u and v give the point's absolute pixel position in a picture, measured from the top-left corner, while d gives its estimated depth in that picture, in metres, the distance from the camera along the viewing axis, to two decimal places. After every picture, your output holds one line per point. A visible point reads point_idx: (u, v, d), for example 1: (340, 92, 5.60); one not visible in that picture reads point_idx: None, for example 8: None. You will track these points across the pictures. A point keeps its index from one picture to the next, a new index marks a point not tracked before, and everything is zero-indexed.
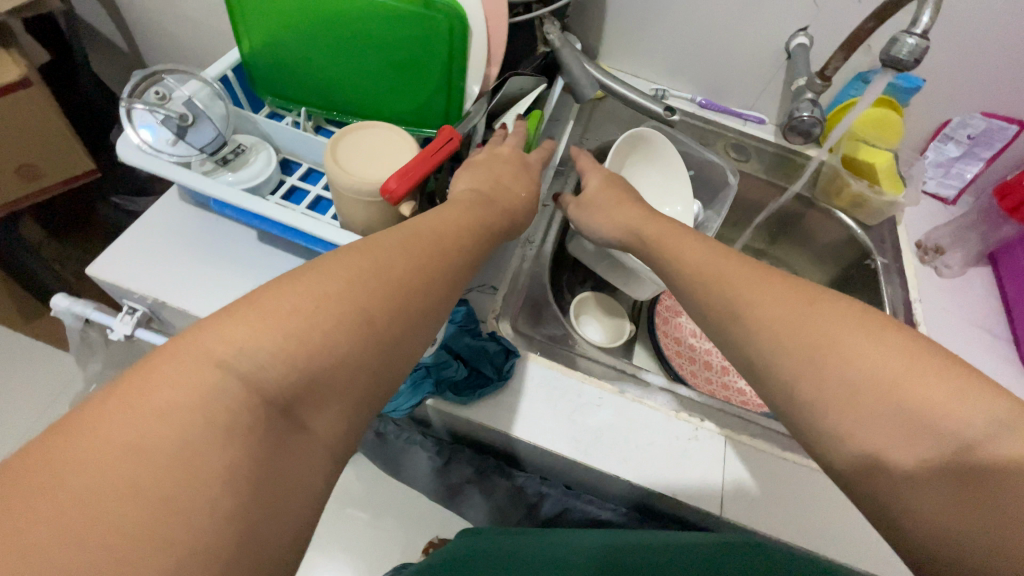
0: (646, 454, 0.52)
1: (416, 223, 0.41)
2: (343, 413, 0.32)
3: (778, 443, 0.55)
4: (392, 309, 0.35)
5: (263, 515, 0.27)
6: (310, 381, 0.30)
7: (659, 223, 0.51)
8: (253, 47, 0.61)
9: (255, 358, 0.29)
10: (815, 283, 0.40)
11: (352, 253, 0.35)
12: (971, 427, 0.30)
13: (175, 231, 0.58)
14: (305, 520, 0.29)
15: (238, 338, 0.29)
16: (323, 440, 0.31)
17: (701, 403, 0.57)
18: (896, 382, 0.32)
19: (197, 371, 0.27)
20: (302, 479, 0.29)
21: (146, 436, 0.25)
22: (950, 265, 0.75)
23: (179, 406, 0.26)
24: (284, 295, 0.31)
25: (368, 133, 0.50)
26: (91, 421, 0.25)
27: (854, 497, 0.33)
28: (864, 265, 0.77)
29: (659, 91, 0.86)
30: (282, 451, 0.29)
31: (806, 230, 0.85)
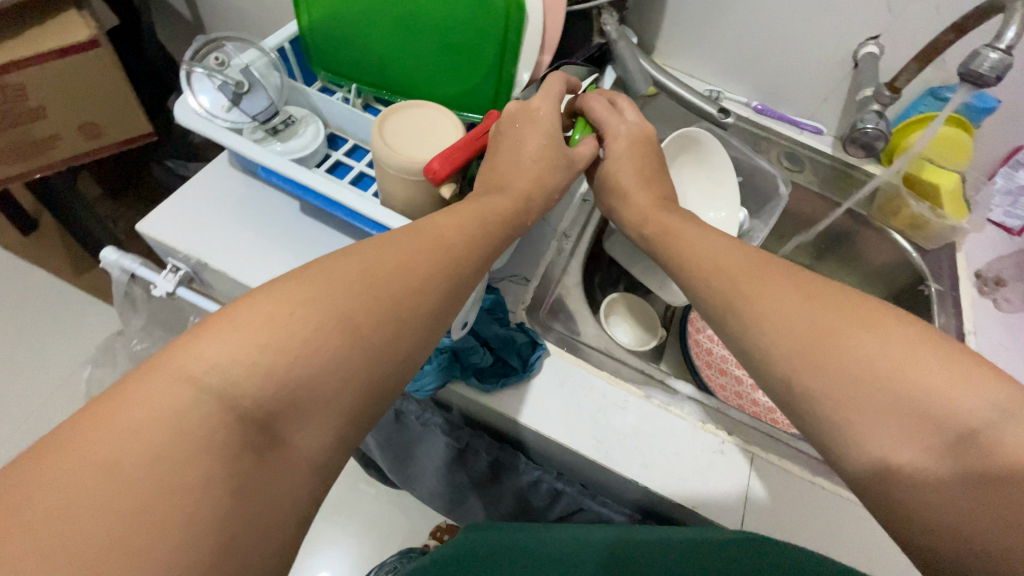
0: (669, 463, 0.51)
1: (425, 227, 0.42)
2: (329, 421, 0.34)
3: (809, 467, 0.53)
4: (385, 314, 0.36)
5: (240, 524, 0.29)
6: (291, 389, 0.32)
7: (696, 228, 0.49)
8: (311, 21, 0.61)
9: (229, 374, 0.31)
10: (858, 304, 0.38)
11: (339, 259, 0.37)
12: (972, 415, 0.31)
13: (222, 196, 0.59)
14: (283, 527, 0.31)
15: (213, 356, 0.31)
16: (304, 449, 0.33)
17: (731, 418, 0.56)
18: (894, 407, 0.33)
19: (170, 391, 0.29)
20: (280, 487, 0.31)
21: (121, 451, 0.27)
22: (1010, 299, 0.70)
23: (155, 423, 0.28)
24: (263, 306, 0.33)
25: (415, 113, 0.50)
26: (76, 434, 0.27)
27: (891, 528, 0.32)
28: (917, 288, 0.74)
29: (713, 92, 0.83)
30: (260, 464, 0.31)
31: (856, 248, 0.81)
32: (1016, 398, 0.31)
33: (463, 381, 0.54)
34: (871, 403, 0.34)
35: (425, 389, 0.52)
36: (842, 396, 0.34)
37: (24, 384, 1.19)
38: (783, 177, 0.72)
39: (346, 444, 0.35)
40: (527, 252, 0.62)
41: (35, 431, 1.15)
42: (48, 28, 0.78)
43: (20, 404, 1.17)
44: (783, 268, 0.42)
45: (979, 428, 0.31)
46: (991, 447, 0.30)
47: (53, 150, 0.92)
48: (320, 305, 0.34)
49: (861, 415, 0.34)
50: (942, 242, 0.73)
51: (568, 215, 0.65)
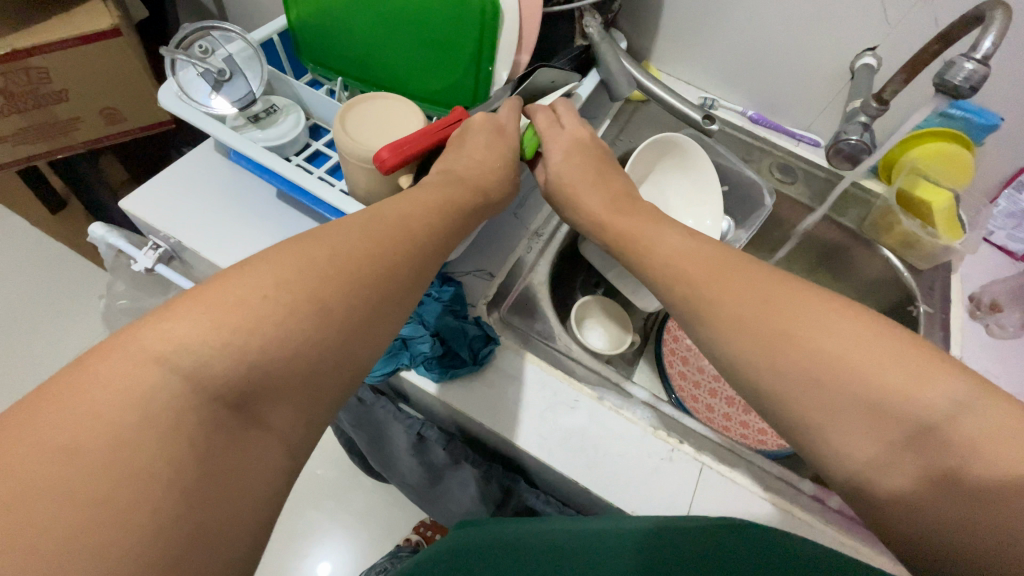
0: (614, 466, 0.51)
1: (399, 217, 0.43)
2: (297, 405, 0.35)
3: (761, 481, 0.52)
4: (349, 297, 0.37)
5: (213, 506, 0.29)
6: (258, 372, 0.33)
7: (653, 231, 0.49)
8: (300, 16, 0.63)
9: (194, 354, 0.31)
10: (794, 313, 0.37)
11: (309, 244, 0.38)
12: (928, 408, 0.32)
13: (205, 179, 0.62)
14: (256, 508, 0.32)
15: (182, 337, 0.31)
16: (275, 431, 0.34)
17: (684, 426, 0.55)
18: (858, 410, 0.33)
19: (139, 371, 0.30)
20: (252, 469, 0.32)
21: (86, 430, 0.27)
22: (1004, 326, 0.67)
23: (121, 403, 0.29)
24: (235, 289, 0.34)
25: (378, 104, 0.51)
26: (43, 409, 0.28)
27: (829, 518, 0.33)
28: (907, 309, 0.72)
29: (707, 100, 0.82)
30: (233, 447, 0.32)
31: (848, 264, 0.78)
32: (963, 391, 0.32)
33: (414, 369, 0.55)
34: (839, 405, 0.34)
35: (375, 375, 0.54)
36: (816, 403, 0.34)
37: (48, 354, 1.24)
38: (768, 187, 0.71)
39: (314, 428, 0.36)
40: (494, 248, 0.63)
41: None
42: (71, 16, 0.83)
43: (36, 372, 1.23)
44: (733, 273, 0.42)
45: (936, 424, 0.31)
46: (921, 445, 0.32)
47: (76, 130, 0.97)
48: (289, 289, 0.35)
49: (807, 423, 0.35)
50: (936, 263, 0.70)
51: (540, 214, 0.66)
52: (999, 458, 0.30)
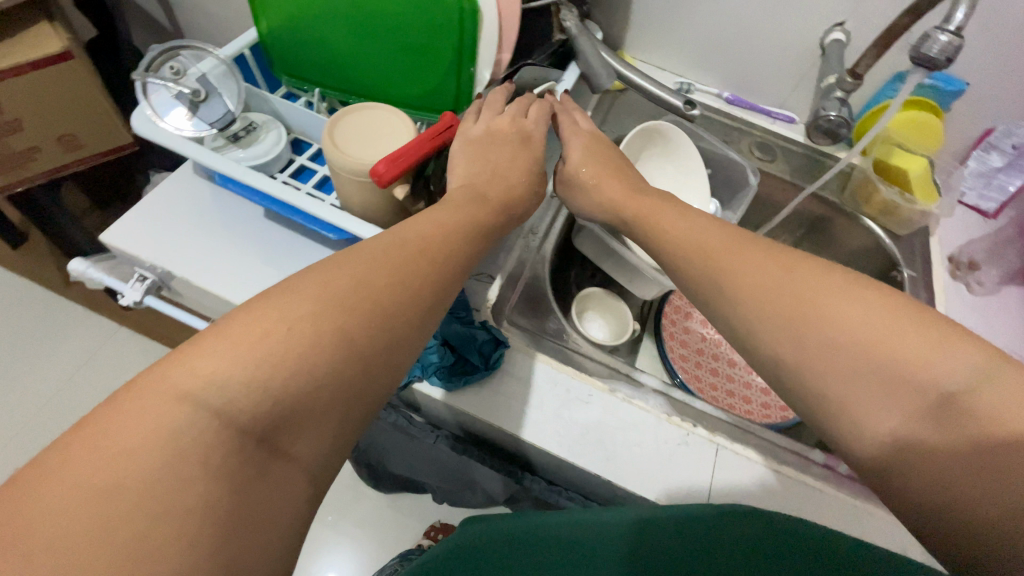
0: (633, 456, 0.52)
1: (416, 238, 0.42)
2: (322, 433, 0.34)
3: (773, 455, 0.54)
4: (365, 324, 0.36)
5: (242, 539, 0.29)
6: (283, 405, 0.32)
7: (658, 215, 0.49)
8: (270, 28, 0.61)
9: (222, 390, 0.31)
10: (807, 294, 0.38)
11: (324, 271, 0.37)
12: (935, 356, 0.33)
13: (187, 204, 0.60)
14: (283, 542, 0.31)
15: (206, 371, 0.31)
16: (300, 463, 0.33)
17: (695, 408, 0.56)
18: (863, 385, 0.34)
19: (166, 409, 0.29)
20: (279, 500, 0.32)
21: (119, 471, 0.27)
22: (982, 282, 0.71)
23: (153, 442, 0.28)
24: (256, 321, 0.33)
25: (366, 115, 0.50)
26: (72, 453, 0.28)
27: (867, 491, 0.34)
28: (890, 275, 0.74)
29: (683, 85, 0.83)
30: (262, 479, 0.31)
31: (832, 235, 0.80)
32: (985, 360, 0.33)
33: (426, 380, 0.54)
34: (863, 378, 0.35)
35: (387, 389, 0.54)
36: (838, 380, 0.35)
37: (23, 398, 1.19)
38: (751, 167, 0.72)
39: (339, 454, 0.36)
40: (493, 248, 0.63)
41: (25, 448, 1.15)
42: (19, 42, 0.78)
43: (10, 418, 1.17)
44: (739, 253, 0.42)
45: (959, 391, 0.32)
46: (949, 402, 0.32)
47: (33, 162, 0.92)
48: (308, 318, 0.34)
49: (828, 401, 0.36)
50: (914, 228, 0.73)
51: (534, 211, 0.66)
52: (1011, 419, 0.31)
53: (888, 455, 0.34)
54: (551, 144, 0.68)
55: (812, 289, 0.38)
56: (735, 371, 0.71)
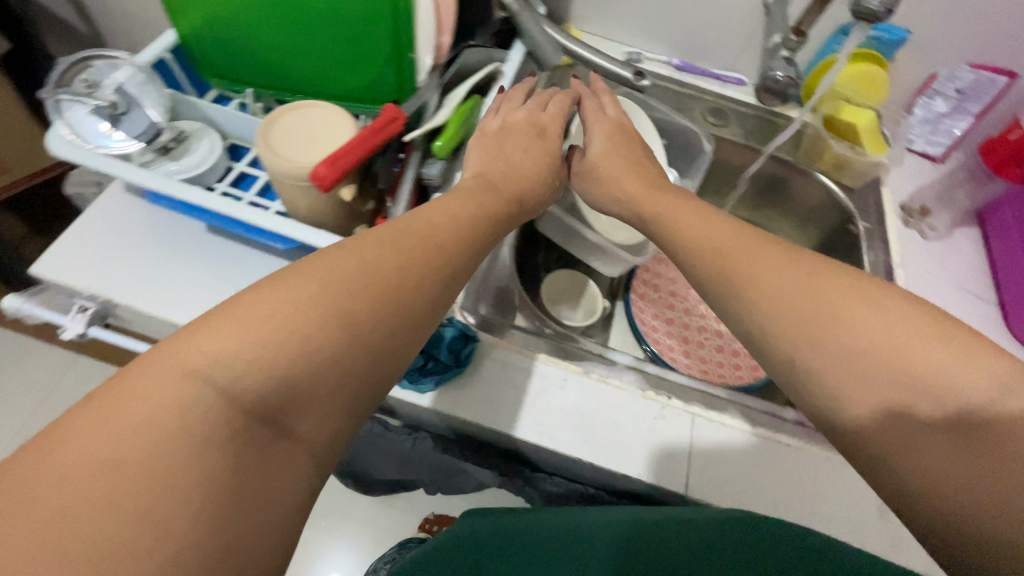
0: (612, 435, 0.52)
1: (426, 227, 0.41)
2: (331, 413, 0.33)
3: (750, 418, 0.55)
4: (374, 313, 0.35)
5: (241, 516, 0.29)
6: (288, 386, 0.32)
7: (653, 196, 0.49)
8: (191, 29, 0.57)
9: (231, 370, 0.30)
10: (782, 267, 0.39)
11: (332, 255, 0.36)
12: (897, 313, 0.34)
13: (123, 226, 0.56)
14: (284, 523, 0.31)
15: (214, 351, 0.30)
16: (305, 443, 0.33)
17: (669, 381, 0.56)
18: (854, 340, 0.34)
19: (172, 386, 0.29)
20: (283, 479, 0.31)
21: (56, 528, 0.25)
22: (934, 228, 0.73)
23: (157, 417, 0.28)
24: (263, 302, 0.33)
25: (303, 116, 0.47)
26: (70, 431, 0.27)
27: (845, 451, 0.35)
28: (846, 228, 0.75)
29: (632, 55, 0.82)
30: (265, 458, 0.31)
31: (789, 193, 0.81)
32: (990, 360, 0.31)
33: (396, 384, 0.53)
34: (863, 373, 0.34)
35: None
36: None
37: None
38: (705, 133, 0.72)
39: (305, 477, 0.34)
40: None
41: None
42: None
43: None
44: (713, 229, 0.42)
45: (981, 409, 0.31)
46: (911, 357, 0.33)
47: None
48: (314, 302, 0.33)
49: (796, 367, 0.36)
50: (866, 180, 0.75)
51: None
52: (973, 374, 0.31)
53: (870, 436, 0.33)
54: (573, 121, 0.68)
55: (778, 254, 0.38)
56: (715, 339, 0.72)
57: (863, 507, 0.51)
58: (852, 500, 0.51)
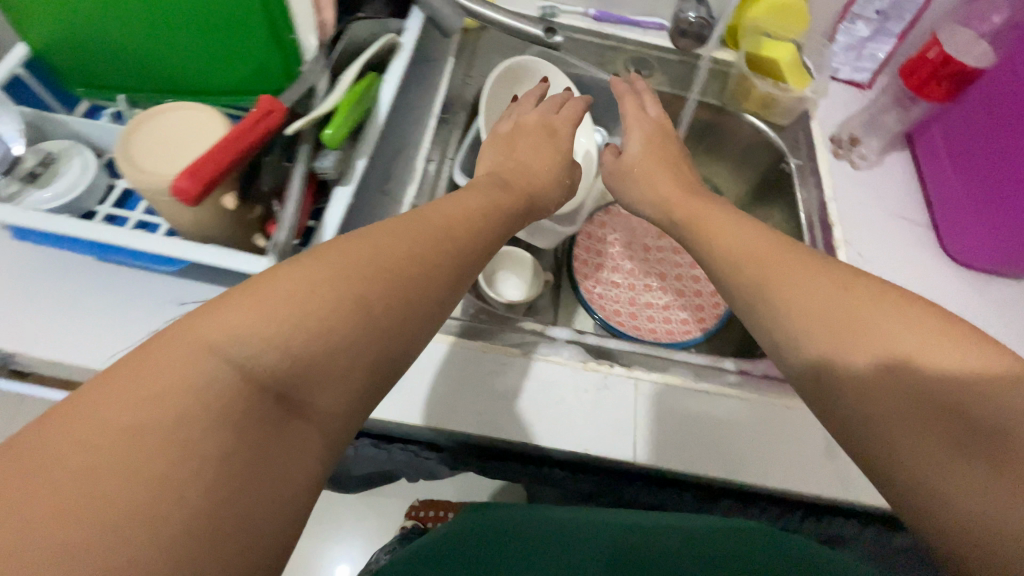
0: (557, 413, 0.51)
1: (443, 217, 0.40)
2: (351, 392, 0.31)
3: (693, 374, 0.55)
4: (389, 295, 0.33)
5: (258, 493, 0.26)
6: (305, 365, 0.29)
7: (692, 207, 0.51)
8: (38, 37, 0.51)
9: (254, 348, 0.28)
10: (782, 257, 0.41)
11: (328, 245, 0.35)
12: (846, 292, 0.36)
13: (7, 268, 0.52)
14: (297, 505, 0.28)
15: (231, 325, 0.28)
16: (319, 424, 0.30)
17: (610, 348, 0.56)
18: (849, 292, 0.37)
19: (188, 358, 0.27)
20: (298, 459, 0.28)
21: None
22: (865, 156, 0.72)
23: (175, 389, 0.26)
24: (279, 282, 0.31)
25: (172, 120, 0.43)
26: None
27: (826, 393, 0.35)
28: (779, 167, 0.74)
29: (545, 10, 0.77)
30: (277, 437, 0.28)
31: (721, 137, 0.80)
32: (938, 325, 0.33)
33: None
34: (871, 377, 0.33)
35: None
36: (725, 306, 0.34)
37: None
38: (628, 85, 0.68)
39: None
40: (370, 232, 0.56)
41: None
42: None
43: None
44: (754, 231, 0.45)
45: (1007, 429, 0.29)
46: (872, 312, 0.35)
47: None
48: (335, 285, 0.32)
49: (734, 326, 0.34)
50: (794, 115, 0.73)
51: (408, 183, 0.59)
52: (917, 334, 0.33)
53: (862, 425, 0.32)
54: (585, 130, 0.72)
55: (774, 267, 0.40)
56: (669, 297, 0.73)
57: (810, 444, 0.52)
58: (799, 444, 0.52)
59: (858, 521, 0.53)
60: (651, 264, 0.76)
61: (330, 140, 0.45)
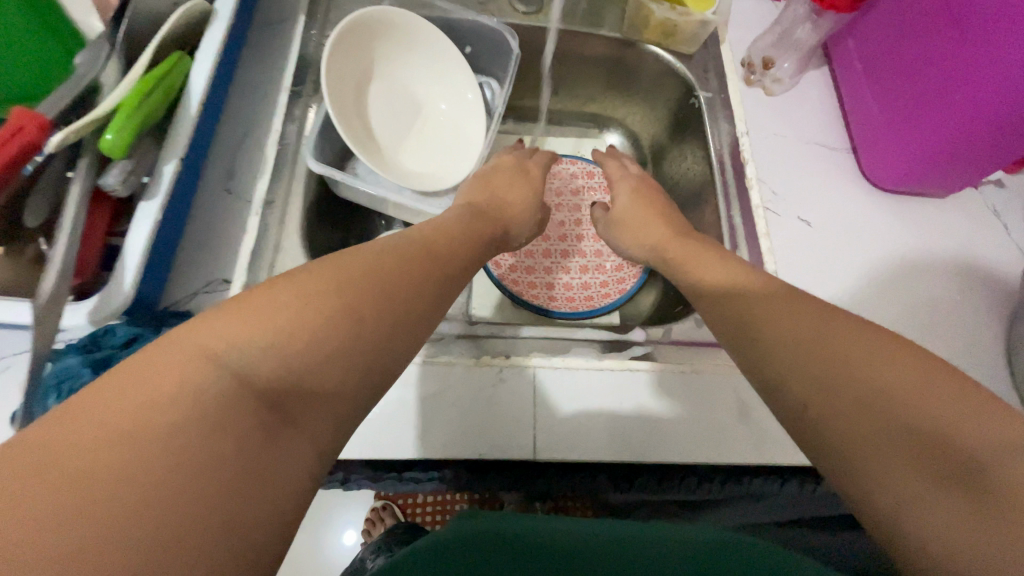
0: (445, 422, 0.46)
1: (405, 241, 0.40)
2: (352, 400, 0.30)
3: (595, 354, 0.50)
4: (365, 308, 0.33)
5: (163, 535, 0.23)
6: (261, 379, 0.27)
7: (682, 244, 0.51)
8: None
9: (254, 356, 0.27)
10: (757, 277, 0.43)
11: None
12: (805, 296, 0.39)
13: None
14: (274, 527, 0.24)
15: (175, 345, 0.26)
16: (313, 434, 0.27)
17: (505, 340, 0.50)
18: (799, 298, 0.39)
19: (181, 367, 0.25)
20: (292, 470, 0.26)
21: None
22: (779, 79, 0.66)
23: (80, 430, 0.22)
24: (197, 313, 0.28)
25: None
26: None
27: (795, 368, 0.35)
28: (689, 102, 0.68)
29: None
30: (271, 446, 0.26)
31: (627, 74, 0.71)
32: (859, 323, 0.36)
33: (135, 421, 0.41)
34: (844, 417, 0.31)
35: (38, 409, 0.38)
36: None
37: None
38: (507, 28, 0.58)
39: None
40: (213, 239, 0.48)
41: None
42: None
43: None
44: (733, 264, 0.46)
45: (985, 464, 0.27)
46: (824, 303, 0.38)
47: None
48: (270, 308, 0.30)
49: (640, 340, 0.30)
50: (700, 42, 0.66)
51: (252, 174, 0.51)
52: (857, 322, 0.36)
53: (848, 468, 0.30)
54: (492, 92, 0.63)
55: (742, 287, 0.42)
56: (589, 261, 0.69)
57: (723, 411, 0.49)
58: (715, 407, 0.49)
59: (777, 478, 0.51)
60: (571, 225, 0.71)
61: (109, 147, 0.37)
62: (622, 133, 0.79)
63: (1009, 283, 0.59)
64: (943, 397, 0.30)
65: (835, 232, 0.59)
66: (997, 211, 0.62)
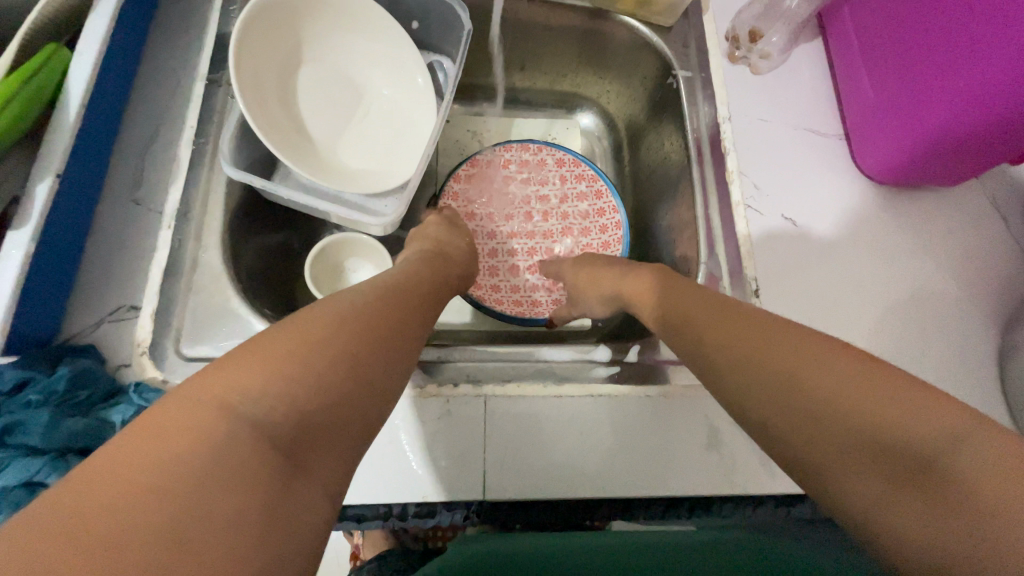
0: (389, 467, 0.42)
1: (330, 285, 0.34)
2: (337, 455, 0.26)
3: (551, 377, 0.46)
4: None
5: None
6: None
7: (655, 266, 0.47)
8: None
9: (238, 396, 0.24)
10: (712, 296, 0.39)
11: None
12: (753, 312, 0.36)
13: None
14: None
15: None
16: (314, 480, 0.25)
17: (453, 366, 0.46)
18: (753, 312, 0.35)
19: (184, 413, 0.22)
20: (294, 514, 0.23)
21: None
22: (767, 55, 0.59)
23: None
24: None
25: None
26: None
27: (753, 394, 0.31)
28: (667, 82, 0.61)
29: None
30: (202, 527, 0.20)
31: (598, 49, 0.64)
32: (814, 333, 0.32)
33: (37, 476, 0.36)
34: (800, 429, 0.28)
35: None
36: None
37: None
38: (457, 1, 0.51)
39: None
40: (119, 259, 0.43)
41: None
42: None
43: None
44: (695, 284, 0.42)
45: (945, 462, 0.25)
46: (779, 316, 0.34)
47: None
48: None
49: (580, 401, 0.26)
50: (678, 13, 0.59)
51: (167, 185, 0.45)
52: (810, 332, 0.32)
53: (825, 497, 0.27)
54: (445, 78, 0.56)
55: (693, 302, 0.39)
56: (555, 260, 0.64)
57: (693, 439, 0.45)
58: (684, 434, 0.45)
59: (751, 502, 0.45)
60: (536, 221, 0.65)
61: None
62: (596, 114, 0.73)
63: (1009, 283, 0.54)
64: (902, 399, 0.27)
65: (819, 229, 0.54)
66: (998, 202, 0.57)
